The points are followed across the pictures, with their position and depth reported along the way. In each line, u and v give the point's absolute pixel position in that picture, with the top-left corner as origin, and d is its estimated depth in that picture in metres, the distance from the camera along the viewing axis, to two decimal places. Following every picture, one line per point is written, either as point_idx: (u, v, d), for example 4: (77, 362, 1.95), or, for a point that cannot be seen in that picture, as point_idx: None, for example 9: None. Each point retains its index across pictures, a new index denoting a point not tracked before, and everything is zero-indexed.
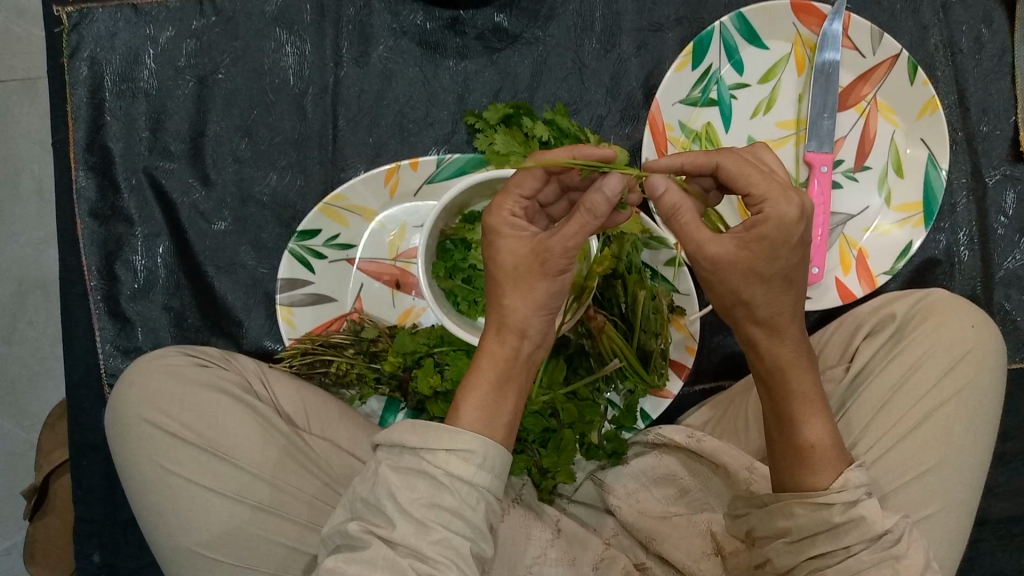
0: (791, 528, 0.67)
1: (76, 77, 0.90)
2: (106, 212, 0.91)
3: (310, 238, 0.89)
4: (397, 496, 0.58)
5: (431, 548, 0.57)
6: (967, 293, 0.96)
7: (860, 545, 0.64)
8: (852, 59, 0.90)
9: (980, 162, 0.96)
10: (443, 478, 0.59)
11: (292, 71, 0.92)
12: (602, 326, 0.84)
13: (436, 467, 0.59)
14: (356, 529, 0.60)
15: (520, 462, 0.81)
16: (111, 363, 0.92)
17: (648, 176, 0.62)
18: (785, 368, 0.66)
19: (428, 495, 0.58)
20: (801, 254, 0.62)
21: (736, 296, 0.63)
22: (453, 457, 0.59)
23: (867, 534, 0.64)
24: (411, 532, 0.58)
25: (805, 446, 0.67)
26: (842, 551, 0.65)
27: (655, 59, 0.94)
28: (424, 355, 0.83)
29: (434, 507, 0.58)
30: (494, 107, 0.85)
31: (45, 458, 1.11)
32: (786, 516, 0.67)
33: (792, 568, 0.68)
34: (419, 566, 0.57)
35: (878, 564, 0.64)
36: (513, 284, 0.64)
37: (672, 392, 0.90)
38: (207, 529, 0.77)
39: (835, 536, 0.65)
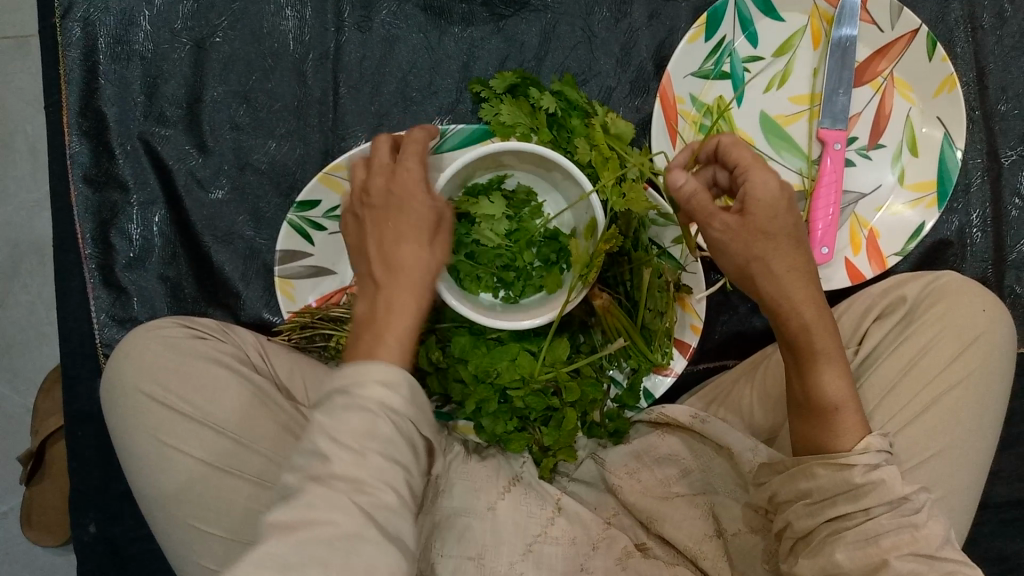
0: (812, 490, 0.65)
1: (69, 38, 0.87)
2: (101, 178, 0.88)
3: (308, 210, 0.85)
4: (331, 432, 0.53)
5: (372, 514, 0.52)
6: (978, 276, 0.94)
7: (879, 508, 0.62)
8: (870, 33, 0.87)
9: (996, 141, 0.94)
10: (376, 409, 0.54)
11: (292, 36, 0.89)
12: (607, 306, 0.80)
13: (367, 397, 0.54)
14: (293, 480, 0.53)
15: (519, 440, 0.80)
16: (107, 333, 0.90)
17: (667, 171, 0.64)
18: (812, 331, 0.64)
19: (363, 425, 0.53)
20: (795, 215, 0.63)
21: (745, 255, 0.63)
22: (384, 387, 0.54)
23: (888, 495, 0.62)
24: (348, 463, 0.52)
25: (829, 408, 0.66)
26: (860, 514, 0.62)
27: (666, 30, 0.91)
28: (427, 330, 0.83)
29: (369, 434, 0.53)
30: (501, 76, 0.82)
31: (40, 423, 1.10)
32: (808, 477, 0.66)
33: (812, 532, 0.65)
34: (365, 515, 0.52)
35: (898, 528, 0.61)
36: (430, 239, 0.64)
37: (676, 370, 0.89)
38: (203, 506, 0.76)
39: (854, 498, 0.62)
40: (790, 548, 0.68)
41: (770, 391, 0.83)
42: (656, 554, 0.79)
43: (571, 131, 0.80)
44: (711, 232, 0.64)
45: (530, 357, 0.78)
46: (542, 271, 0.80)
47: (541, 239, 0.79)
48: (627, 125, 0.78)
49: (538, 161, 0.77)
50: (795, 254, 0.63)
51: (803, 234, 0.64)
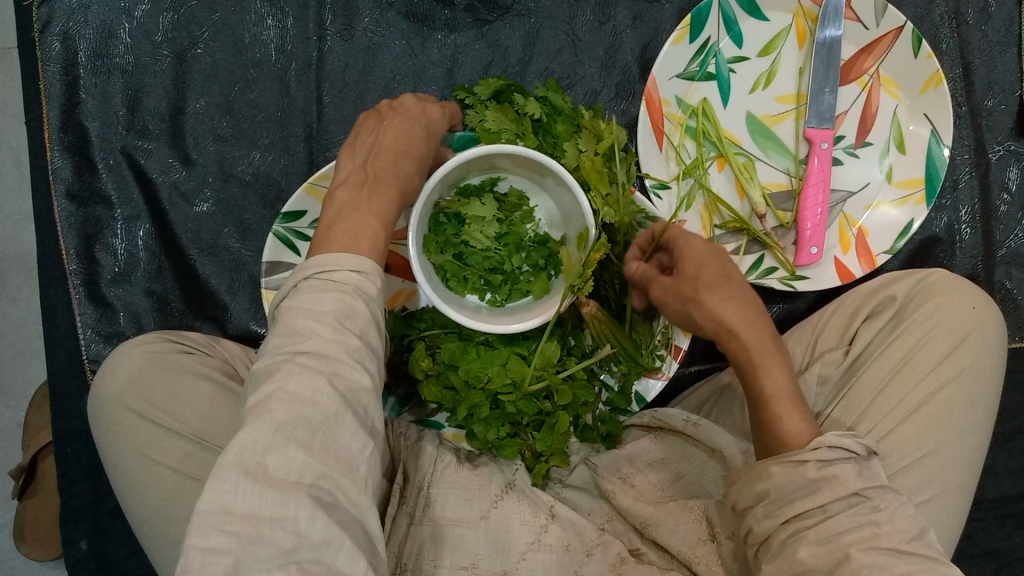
0: (769, 490, 0.64)
1: (48, 52, 0.87)
2: (84, 193, 0.88)
3: (294, 220, 0.84)
4: (308, 315, 0.54)
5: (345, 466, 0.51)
6: (968, 272, 0.94)
7: (836, 505, 0.61)
8: (854, 31, 0.87)
9: (984, 137, 0.94)
10: (352, 291, 0.56)
11: (274, 45, 0.88)
12: (594, 313, 0.79)
13: (340, 283, 0.56)
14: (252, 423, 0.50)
15: (512, 446, 0.80)
16: (94, 349, 0.89)
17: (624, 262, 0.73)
18: (753, 354, 0.65)
19: (339, 309, 0.54)
20: (722, 261, 0.68)
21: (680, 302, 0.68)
22: (357, 277, 0.57)
23: (842, 491, 0.60)
24: (327, 341, 0.53)
25: (780, 422, 0.65)
26: (818, 512, 0.61)
27: (650, 32, 0.91)
28: (415, 339, 0.82)
29: (347, 316, 0.54)
30: (485, 80, 0.79)
31: (30, 438, 1.09)
32: (762, 478, 0.65)
33: (772, 534, 0.63)
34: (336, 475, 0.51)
35: (858, 527, 0.59)
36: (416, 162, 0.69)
37: (666, 374, 0.86)
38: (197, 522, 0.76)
39: (809, 495, 0.61)
40: (756, 554, 0.66)
41: None
42: (651, 560, 0.78)
43: (557, 136, 0.78)
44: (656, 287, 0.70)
45: (520, 361, 0.78)
46: (530, 276, 0.80)
47: (530, 243, 0.80)
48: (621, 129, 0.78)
49: (532, 167, 0.75)
50: (729, 291, 0.66)
51: (736, 276, 0.67)
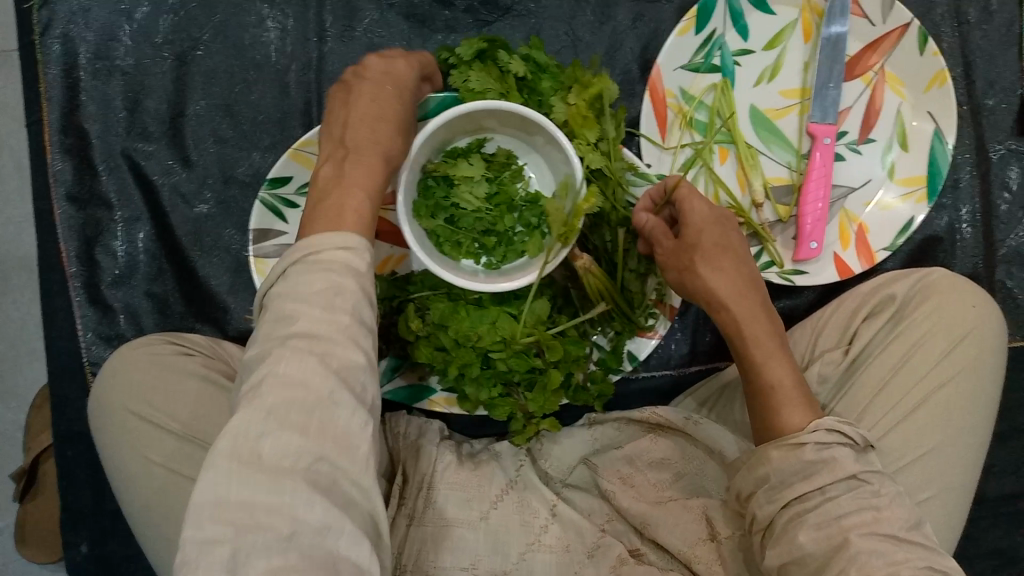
0: (770, 474, 0.63)
1: (48, 55, 0.87)
2: (84, 195, 0.88)
3: (280, 187, 0.85)
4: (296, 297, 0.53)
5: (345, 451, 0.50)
6: (969, 271, 0.94)
7: (837, 488, 0.61)
8: (861, 27, 0.87)
9: (984, 136, 0.93)
10: (340, 269, 0.54)
11: (274, 47, 0.89)
12: (587, 266, 0.78)
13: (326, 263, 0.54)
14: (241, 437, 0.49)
15: (504, 406, 0.80)
16: (94, 351, 0.89)
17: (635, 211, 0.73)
18: (741, 324, 0.67)
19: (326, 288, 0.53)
20: (721, 230, 0.70)
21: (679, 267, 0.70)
22: (347, 253, 0.55)
23: (841, 473, 0.61)
24: (316, 321, 0.52)
25: (766, 389, 0.66)
26: (818, 494, 0.61)
27: (651, 31, 0.91)
28: (404, 301, 0.80)
29: (336, 292, 0.53)
30: (468, 42, 0.76)
31: (31, 440, 1.09)
32: (763, 463, 0.64)
33: (773, 519, 0.64)
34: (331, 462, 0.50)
35: (858, 510, 0.60)
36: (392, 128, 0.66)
37: (660, 333, 0.88)
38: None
39: (808, 477, 0.62)
40: (761, 541, 0.66)
41: None
42: (650, 561, 0.78)
43: (543, 93, 0.77)
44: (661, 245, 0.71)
45: (511, 320, 0.76)
46: (524, 237, 0.78)
47: (522, 204, 0.78)
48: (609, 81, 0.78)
49: (518, 124, 0.76)
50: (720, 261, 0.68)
51: (732, 247, 0.69)
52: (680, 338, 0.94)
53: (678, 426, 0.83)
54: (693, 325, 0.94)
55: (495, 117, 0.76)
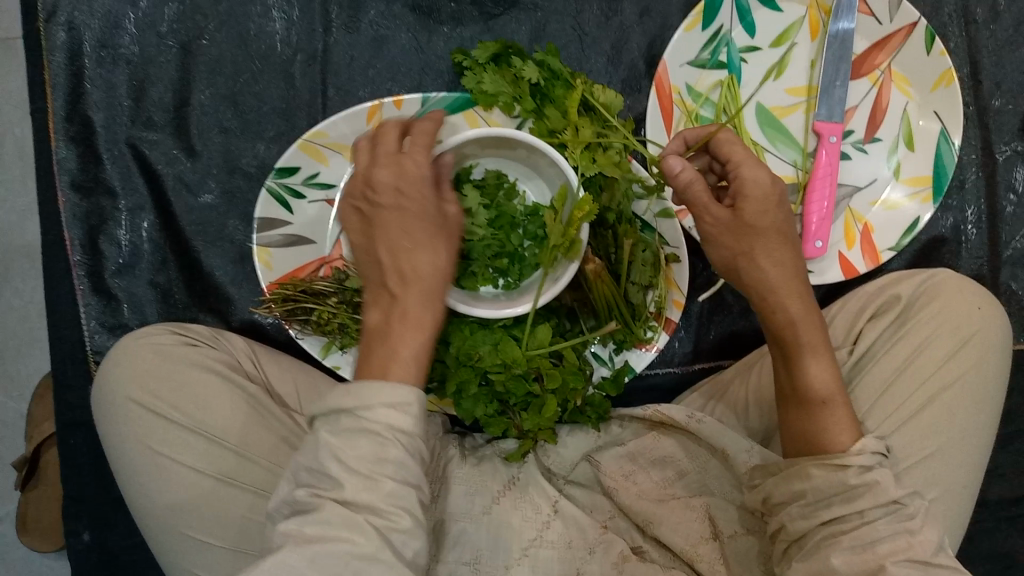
0: (807, 491, 0.64)
1: (53, 42, 0.87)
2: (88, 184, 0.88)
3: (288, 176, 0.85)
4: (338, 454, 0.55)
5: (384, 501, 0.54)
6: (973, 273, 0.94)
7: (876, 511, 0.61)
8: (868, 25, 0.87)
9: (991, 137, 0.93)
10: (385, 434, 0.55)
11: (280, 38, 0.88)
12: (597, 272, 0.78)
13: (376, 422, 0.55)
14: (304, 495, 0.55)
15: (500, 424, 0.80)
16: (98, 340, 0.89)
17: (664, 158, 0.65)
18: (797, 325, 0.67)
19: (371, 452, 0.55)
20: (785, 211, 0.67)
21: (733, 247, 0.68)
22: (393, 411, 0.56)
23: (882, 498, 0.62)
24: (357, 469, 0.54)
25: (817, 401, 0.67)
26: (856, 517, 0.62)
27: (657, 27, 0.91)
28: None
29: (377, 458, 0.55)
30: (483, 45, 0.80)
31: (33, 428, 1.09)
32: (801, 478, 0.65)
33: (806, 534, 0.64)
34: (375, 521, 0.54)
35: (894, 534, 0.61)
36: (433, 240, 0.65)
37: (656, 346, 0.88)
38: (195, 515, 0.76)
39: (849, 499, 0.62)
40: (784, 551, 0.67)
41: (765, 390, 0.83)
42: (652, 558, 0.79)
43: (555, 99, 0.79)
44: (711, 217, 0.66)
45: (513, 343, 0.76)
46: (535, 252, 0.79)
47: (523, 219, 0.78)
48: (616, 94, 0.78)
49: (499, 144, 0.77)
50: (778, 248, 0.67)
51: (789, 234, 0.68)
52: (683, 336, 0.94)
53: (681, 424, 0.80)
54: (697, 323, 0.94)
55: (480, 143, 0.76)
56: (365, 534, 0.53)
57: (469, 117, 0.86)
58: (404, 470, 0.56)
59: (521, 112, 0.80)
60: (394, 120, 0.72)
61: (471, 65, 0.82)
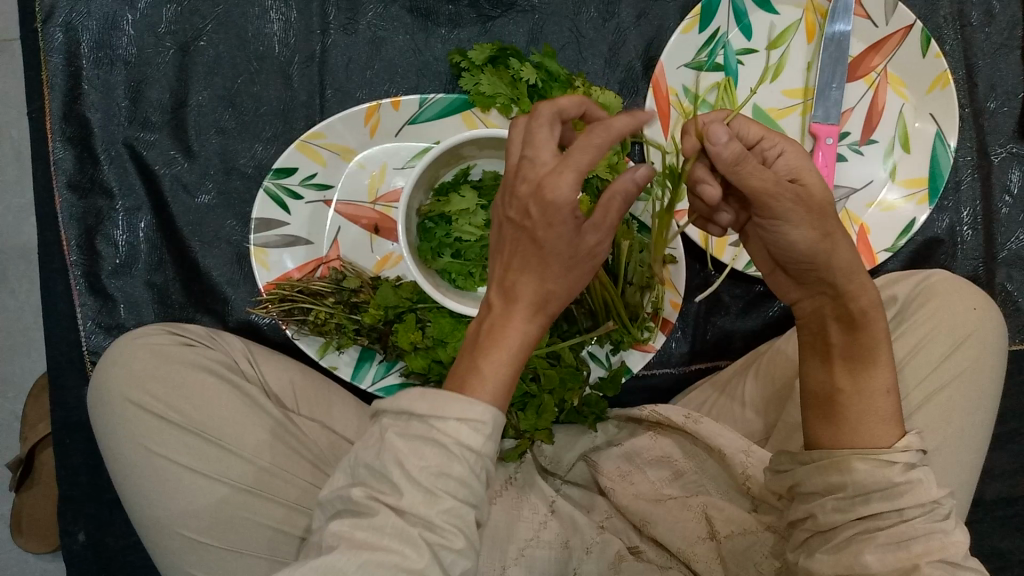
0: (846, 484, 0.63)
1: (51, 43, 0.87)
2: (85, 184, 0.88)
3: (286, 176, 0.85)
4: (405, 462, 0.53)
5: (440, 517, 0.52)
6: (970, 274, 0.94)
7: (914, 510, 0.61)
8: (863, 28, 0.87)
9: (986, 139, 0.94)
10: (454, 448, 0.53)
11: (278, 39, 0.88)
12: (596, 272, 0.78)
13: (446, 435, 0.53)
14: (360, 495, 0.54)
15: None
16: (94, 340, 0.89)
17: (709, 127, 0.56)
18: (869, 312, 0.65)
19: (437, 464, 0.53)
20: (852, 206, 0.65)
21: (821, 229, 0.62)
22: (464, 426, 0.53)
23: (923, 497, 0.61)
24: (420, 490, 0.53)
25: (882, 392, 0.65)
26: (894, 514, 0.61)
27: (654, 29, 0.91)
28: (407, 310, 0.81)
29: (442, 476, 0.53)
30: (481, 47, 0.81)
31: (29, 430, 1.09)
32: (840, 471, 0.64)
33: (837, 527, 0.63)
34: (428, 536, 0.52)
35: (928, 534, 0.60)
36: (542, 260, 0.57)
37: (655, 346, 0.88)
38: (199, 517, 0.75)
39: (891, 496, 0.61)
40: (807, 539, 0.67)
41: (762, 390, 0.84)
42: (650, 558, 0.79)
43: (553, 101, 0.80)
44: (780, 208, 0.60)
45: None
46: None
47: None
48: (615, 97, 0.78)
49: (498, 145, 0.77)
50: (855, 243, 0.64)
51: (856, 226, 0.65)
52: (680, 337, 0.94)
53: (677, 425, 0.80)
54: (694, 324, 0.94)
55: (478, 145, 0.77)
56: (416, 549, 0.52)
57: (467, 119, 0.86)
58: (465, 489, 0.53)
59: (519, 114, 0.81)
60: (547, 102, 0.59)
61: (469, 67, 0.82)
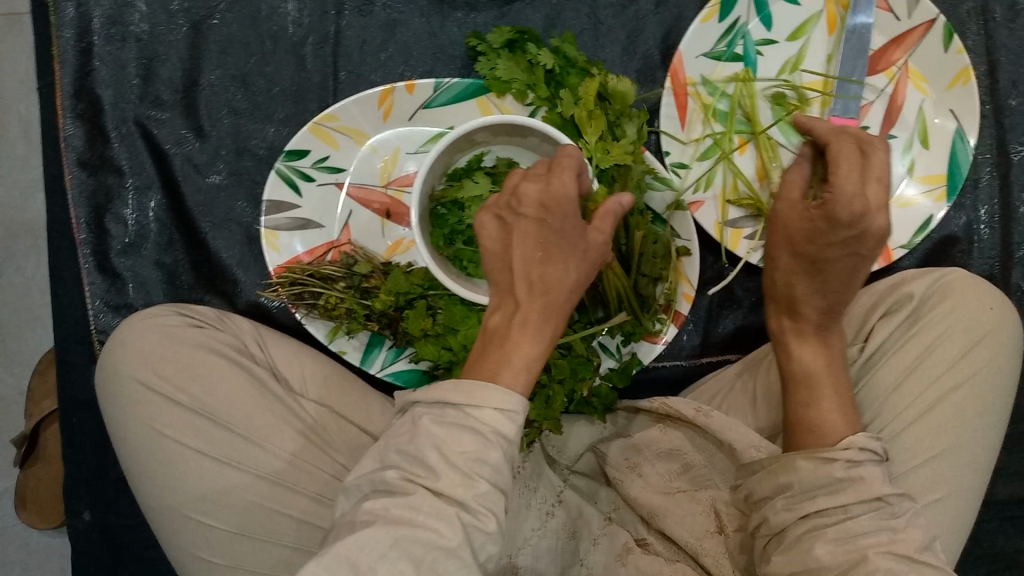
0: (792, 483, 0.65)
1: (62, 18, 0.86)
2: (95, 162, 0.87)
3: (298, 159, 0.84)
4: (443, 449, 0.53)
5: (475, 501, 0.53)
6: (985, 273, 0.93)
7: (858, 508, 0.62)
8: (885, 21, 0.86)
9: (1006, 136, 0.93)
10: (490, 434, 0.54)
11: (292, 19, 0.87)
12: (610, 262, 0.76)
13: (483, 422, 0.54)
14: (395, 477, 0.54)
15: None
16: (102, 320, 0.88)
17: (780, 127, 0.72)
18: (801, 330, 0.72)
19: (474, 449, 0.53)
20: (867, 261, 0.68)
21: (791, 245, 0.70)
22: (500, 415, 0.54)
23: (864, 493, 0.63)
24: (455, 482, 0.53)
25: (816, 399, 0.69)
26: (839, 511, 0.63)
27: (673, 17, 0.90)
28: (417, 297, 0.81)
29: (479, 461, 0.53)
30: (499, 30, 0.79)
31: (34, 407, 1.09)
32: (786, 470, 0.66)
33: (786, 528, 0.65)
34: (464, 517, 0.53)
35: (877, 530, 0.62)
36: (571, 260, 0.59)
37: (665, 338, 0.87)
38: (222, 502, 0.75)
39: (833, 492, 0.63)
40: (764, 545, 0.68)
41: (772, 385, 0.82)
42: (657, 551, 0.78)
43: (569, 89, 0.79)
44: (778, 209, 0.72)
45: None
46: None
47: None
48: (630, 82, 0.75)
49: (511, 130, 0.76)
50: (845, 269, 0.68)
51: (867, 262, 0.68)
52: (691, 329, 0.93)
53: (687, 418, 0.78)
54: (706, 317, 0.93)
55: (489, 130, 0.75)
56: (451, 528, 0.52)
57: (482, 105, 0.85)
58: (499, 473, 0.54)
59: (536, 100, 0.80)
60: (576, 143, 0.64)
61: (486, 52, 0.80)
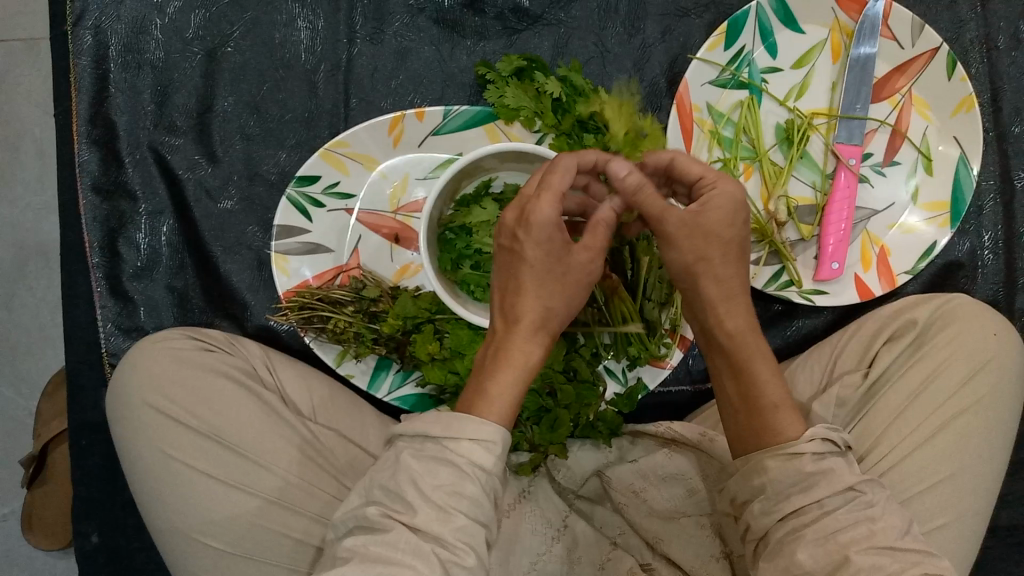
0: (765, 485, 0.62)
1: (80, 45, 0.87)
2: (109, 186, 0.88)
3: (308, 185, 0.86)
4: (419, 483, 0.55)
5: (452, 535, 0.54)
6: (989, 298, 0.94)
7: (834, 500, 0.59)
8: (889, 49, 0.87)
9: (1010, 163, 0.93)
10: (466, 467, 0.55)
11: (304, 47, 0.89)
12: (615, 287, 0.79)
13: (459, 456, 0.55)
14: (375, 513, 0.56)
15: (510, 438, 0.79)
16: (114, 342, 0.89)
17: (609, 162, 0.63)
18: (741, 333, 0.64)
19: (450, 483, 0.55)
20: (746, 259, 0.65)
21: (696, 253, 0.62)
22: (477, 448, 0.55)
23: (836, 485, 0.59)
24: (432, 517, 0.54)
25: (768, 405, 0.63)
26: (815, 507, 0.60)
27: (679, 45, 0.91)
28: (425, 320, 0.81)
29: (455, 495, 0.55)
30: (508, 59, 0.82)
31: (43, 427, 1.09)
32: (763, 478, 0.62)
33: (768, 531, 0.62)
34: (440, 552, 0.53)
35: (854, 524, 0.59)
36: (549, 285, 0.61)
37: (672, 363, 0.88)
38: (226, 525, 0.76)
39: (806, 489, 0.60)
40: (753, 550, 0.64)
41: None
42: None
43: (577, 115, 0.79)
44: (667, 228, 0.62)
45: None
46: None
47: None
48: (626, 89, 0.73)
49: (519, 157, 0.76)
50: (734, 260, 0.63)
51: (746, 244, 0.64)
52: (697, 354, 0.94)
53: (693, 439, 0.83)
54: None
55: (497, 157, 0.76)
56: (428, 563, 0.53)
57: (490, 132, 0.86)
58: (478, 507, 0.55)
59: (543, 127, 0.81)
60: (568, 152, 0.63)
61: (495, 80, 0.83)
